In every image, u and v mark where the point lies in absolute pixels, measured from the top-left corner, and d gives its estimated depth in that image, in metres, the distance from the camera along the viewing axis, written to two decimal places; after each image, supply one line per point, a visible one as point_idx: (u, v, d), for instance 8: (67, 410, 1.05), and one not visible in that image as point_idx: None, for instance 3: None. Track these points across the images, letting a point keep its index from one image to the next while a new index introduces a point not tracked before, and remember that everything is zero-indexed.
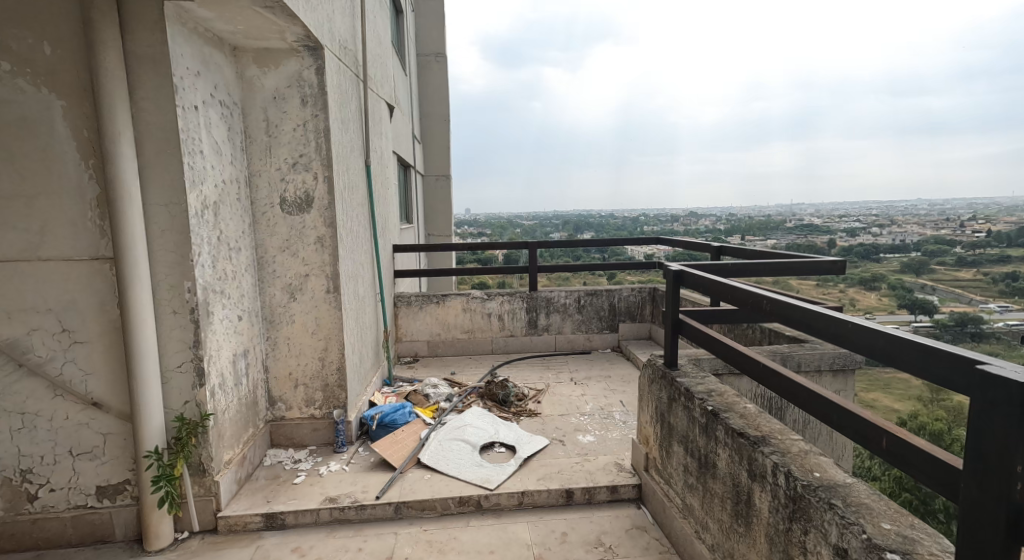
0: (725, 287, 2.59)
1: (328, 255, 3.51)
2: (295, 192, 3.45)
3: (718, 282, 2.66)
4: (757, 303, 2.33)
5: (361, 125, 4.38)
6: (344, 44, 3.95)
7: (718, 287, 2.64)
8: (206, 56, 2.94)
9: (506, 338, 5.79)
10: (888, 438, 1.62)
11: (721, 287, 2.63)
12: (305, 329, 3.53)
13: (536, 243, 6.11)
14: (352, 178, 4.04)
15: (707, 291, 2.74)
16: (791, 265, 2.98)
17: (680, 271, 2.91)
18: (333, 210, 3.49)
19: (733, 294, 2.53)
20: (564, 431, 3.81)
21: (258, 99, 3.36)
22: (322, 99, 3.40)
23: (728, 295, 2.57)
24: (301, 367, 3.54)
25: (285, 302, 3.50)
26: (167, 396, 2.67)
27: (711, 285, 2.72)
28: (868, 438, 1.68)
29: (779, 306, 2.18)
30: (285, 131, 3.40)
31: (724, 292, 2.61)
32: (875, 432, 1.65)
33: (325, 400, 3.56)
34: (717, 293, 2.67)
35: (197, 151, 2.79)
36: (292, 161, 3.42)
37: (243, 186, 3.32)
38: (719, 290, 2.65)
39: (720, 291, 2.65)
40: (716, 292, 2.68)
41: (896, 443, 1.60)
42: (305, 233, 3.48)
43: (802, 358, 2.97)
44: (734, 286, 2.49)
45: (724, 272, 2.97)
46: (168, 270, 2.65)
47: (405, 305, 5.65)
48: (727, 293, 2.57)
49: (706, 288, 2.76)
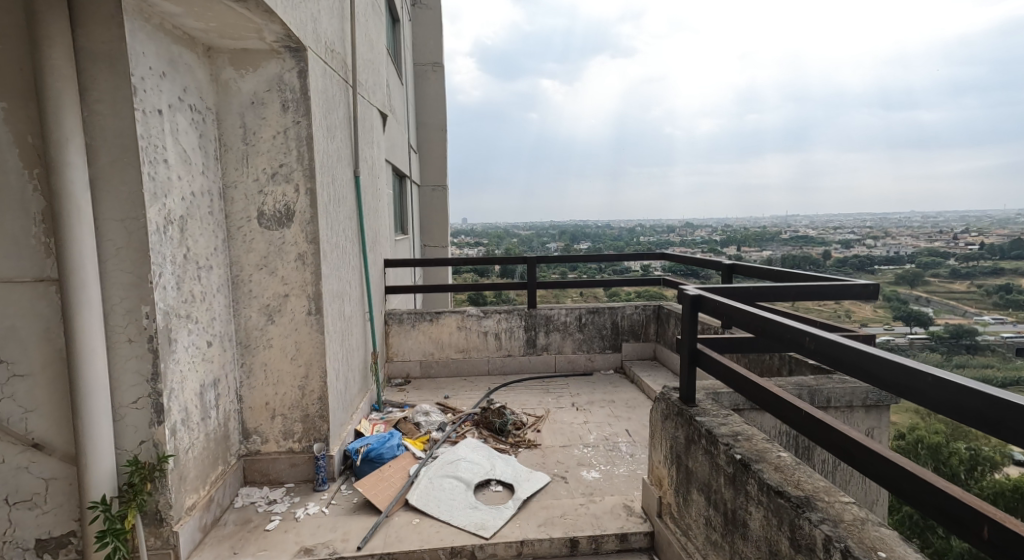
0: (756, 319, 2.32)
1: (309, 273, 3.21)
2: (274, 205, 3.16)
3: (746, 311, 2.37)
4: (800, 341, 2.09)
5: (349, 133, 4.09)
6: (331, 47, 3.68)
7: (747, 316, 2.36)
8: (175, 57, 2.66)
9: (504, 358, 5.49)
10: (989, 527, 1.44)
11: (750, 317, 2.35)
12: (283, 355, 3.23)
13: (535, 258, 5.83)
14: (339, 189, 3.75)
15: (732, 321, 2.46)
16: (819, 289, 2.68)
17: (699, 295, 2.60)
18: (315, 224, 3.20)
19: (767, 328, 2.27)
20: (566, 465, 3.50)
21: (234, 104, 3.08)
22: (305, 104, 3.12)
23: (762, 328, 2.30)
24: (278, 396, 3.23)
25: (261, 325, 3.21)
26: (120, 436, 2.37)
27: (735, 314, 2.42)
28: (963, 524, 1.51)
29: (830, 348, 1.95)
30: (263, 139, 3.11)
31: (755, 325, 2.33)
32: (974, 519, 1.47)
33: (305, 433, 3.25)
34: (745, 324, 2.39)
35: (161, 159, 2.50)
36: (270, 171, 3.14)
37: (217, 199, 3.03)
38: (747, 321, 2.38)
39: (749, 321, 2.38)
40: (744, 323, 2.41)
41: (1001, 533, 1.42)
42: (285, 249, 3.19)
43: (832, 393, 2.67)
44: (769, 319, 2.26)
45: (746, 296, 2.69)
46: (123, 293, 2.36)
47: (396, 323, 5.35)
48: (760, 326, 2.30)
49: (728, 316, 2.47)
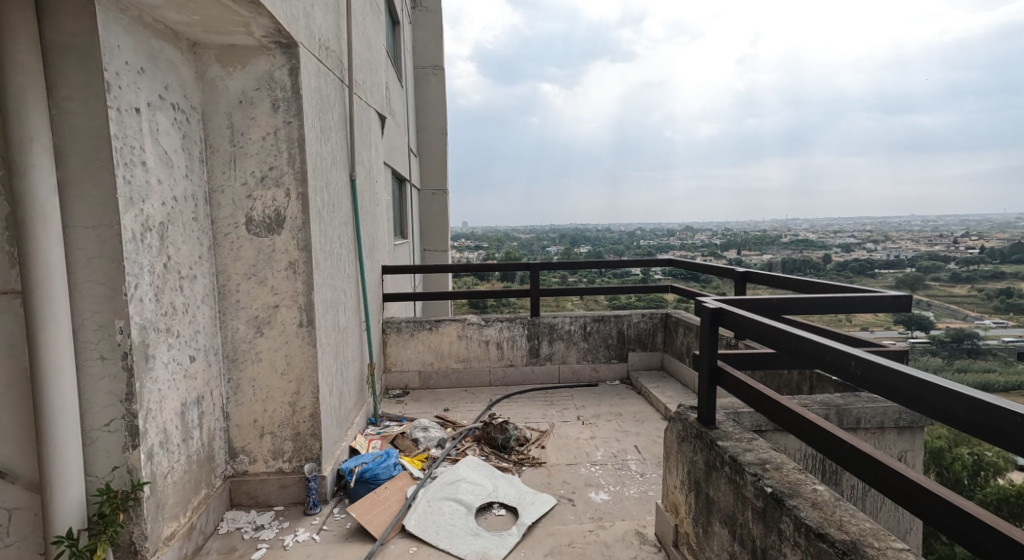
0: (786, 337, 2.12)
1: (301, 283, 3.03)
2: (263, 210, 2.98)
3: (773, 327, 2.18)
4: (843, 364, 1.89)
5: (345, 134, 3.91)
6: (326, 44, 3.51)
7: (776, 333, 2.15)
8: (156, 52, 2.48)
9: (506, 368, 5.30)
10: None
11: (779, 335, 2.15)
12: (273, 369, 3.04)
13: (538, 265, 5.64)
14: (334, 193, 3.57)
15: (755, 337, 2.27)
16: (846, 300, 2.49)
17: (719, 309, 2.41)
18: (308, 231, 3.01)
19: (800, 348, 2.07)
20: (572, 486, 3.31)
21: (221, 104, 2.89)
22: (296, 104, 2.94)
23: (793, 348, 2.09)
24: (267, 413, 3.04)
25: (249, 338, 3.02)
26: (91, 461, 2.19)
27: (761, 329, 2.23)
28: None
29: (883, 375, 1.77)
30: (252, 141, 2.93)
31: (784, 344, 2.13)
32: None
33: (296, 452, 3.06)
34: (772, 341, 2.20)
35: (138, 161, 2.32)
36: (259, 175, 2.95)
37: (202, 204, 2.85)
38: (775, 339, 2.18)
39: (777, 340, 2.18)
40: (770, 341, 2.21)
41: None
42: (274, 257, 3.01)
43: (862, 413, 2.48)
44: (801, 337, 2.06)
45: (767, 309, 2.52)
46: (95, 307, 2.17)
47: (394, 331, 5.16)
48: (791, 345, 2.10)
49: (751, 332, 2.28)
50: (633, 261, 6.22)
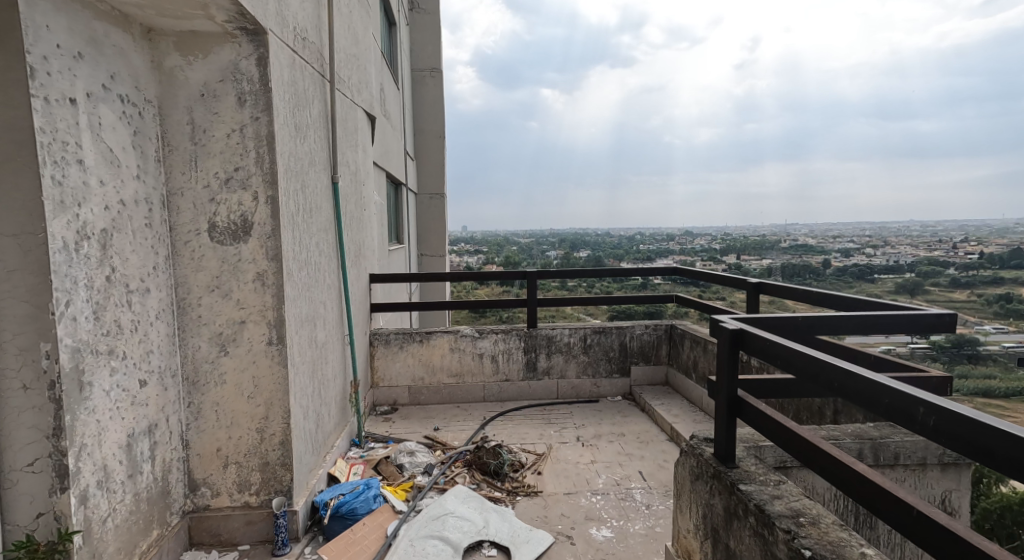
0: (827, 370, 1.77)
1: (271, 296, 2.74)
2: (228, 216, 2.68)
3: (809, 357, 1.84)
4: (909, 410, 1.53)
5: (326, 133, 3.62)
6: (304, 35, 3.22)
7: (812, 365, 1.81)
8: (98, 36, 2.18)
9: (501, 383, 5.00)
10: None
11: (819, 367, 1.80)
12: (239, 393, 2.73)
13: (535, 273, 5.35)
14: (312, 197, 3.28)
15: (785, 366, 1.95)
16: (880, 319, 2.20)
17: (740, 330, 2.09)
18: (277, 239, 2.72)
19: (845, 385, 1.72)
20: (571, 520, 3.00)
21: (181, 97, 2.59)
22: (265, 97, 2.65)
23: (836, 384, 1.75)
24: (232, 441, 2.74)
25: (212, 357, 2.72)
26: (12, 508, 1.90)
27: (794, 358, 1.90)
28: None
29: (965, 429, 1.41)
30: (216, 139, 2.64)
31: (824, 378, 1.79)
32: None
33: (264, 484, 2.76)
34: (807, 373, 1.86)
35: (74, 159, 2.02)
36: (224, 177, 2.66)
37: (158, 209, 2.55)
38: (811, 372, 1.84)
39: (815, 372, 1.83)
40: (807, 374, 1.86)
41: None
42: (240, 268, 2.71)
43: (900, 447, 2.18)
44: (848, 372, 1.71)
45: (792, 328, 2.23)
46: (17, 327, 1.87)
47: (382, 344, 4.86)
48: (835, 381, 1.75)
49: (781, 359, 1.95)
50: (636, 269, 5.93)
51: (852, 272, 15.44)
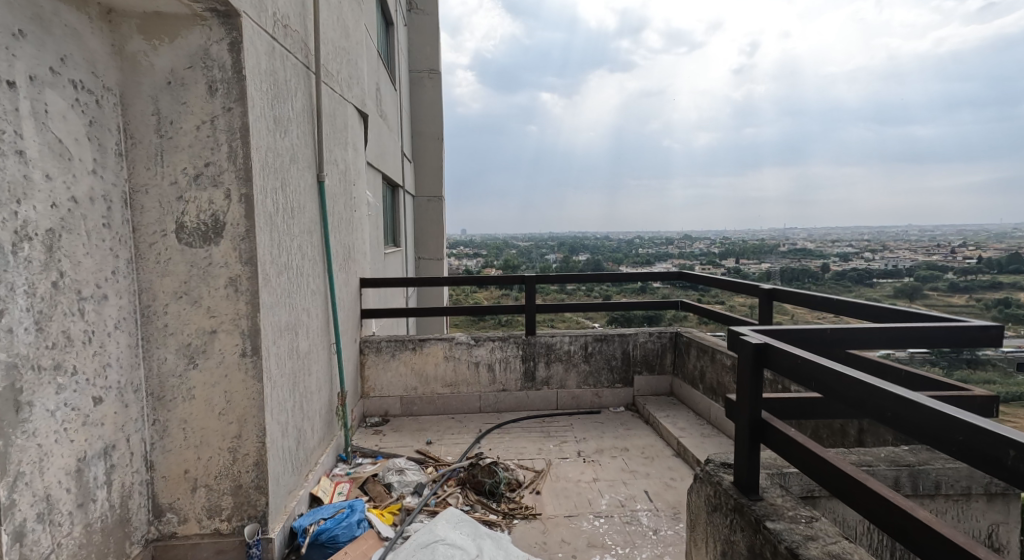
0: (876, 397, 1.56)
1: (245, 303, 2.51)
2: (198, 215, 2.45)
3: (854, 381, 1.63)
4: (989, 451, 1.33)
5: (310, 128, 3.39)
6: (285, 21, 2.99)
7: (859, 390, 1.60)
8: (45, 14, 1.96)
9: (498, 394, 4.76)
10: None
11: (868, 394, 1.58)
12: (209, 409, 2.50)
13: (534, 277, 5.11)
14: (294, 196, 3.05)
15: (822, 389, 1.72)
16: (916, 332, 1.98)
17: (766, 345, 1.85)
18: (252, 241, 2.50)
19: (901, 415, 1.51)
20: (572, 547, 2.77)
21: (144, 85, 2.36)
22: (238, 86, 2.42)
23: (889, 414, 1.54)
24: (201, 462, 2.50)
25: (179, 371, 2.48)
26: None
27: (833, 381, 1.68)
28: None
29: None
30: (184, 131, 2.41)
31: (872, 406, 1.58)
32: None
33: (237, 509, 2.53)
34: (850, 399, 1.65)
35: (12, 150, 1.80)
36: (192, 173, 2.43)
37: (119, 208, 2.32)
38: (857, 398, 1.62)
39: (861, 399, 1.62)
40: (850, 400, 1.64)
41: None
42: (211, 273, 2.48)
43: (941, 475, 1.95)
44: (906, 401, 1.50)
45: (818, 341, 2.01)
46: None
47: (373, 352, 4.62)
48: (887, 410, 1.54)
49: (816, 381, 1.73)
50: (639, 274, 5.70)
51: (856, 274, 15.22)
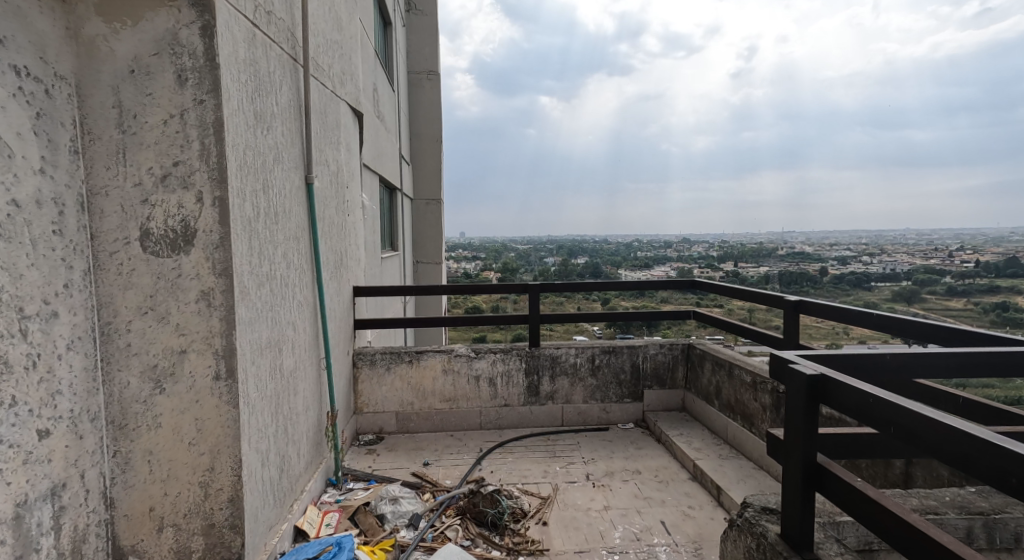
0: (991, 455, 1.23)
1: (219, 319, 2.23)
2: (166, 222, 2.18)
3: (956, 432, 1.29)
4: None
5: (298, 124, 3.12)
6: (269, 7, 2.73)
7: (964, 445, 1.27)
8: None
9: (499, 409, 4.48)
10: None
11: (978, 451, 1.25)
12: (177, 438, 2.22)
13: (537, 285, 4.84)
14: (277, 199, 2.78)
15: (905, 437, 1.40)
16: (990, 358, 1.72)
17: (829, 379, 1.57)
18: (227, 250, 2.23)
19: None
20: None
21: (104, 73, 2.09)
22: (210, 76, 2.15)
23: (1009, 478, 1.20)
24: (169, 499, 2.22)
25: (143, 397, 2.19)
26: None
27: (924, 429, 1.36)
28: None
29: None
30: (150, 126, 2.14)
31: (983, 466, 1.24)
32: None
33: (209, 552, 2.24)
34: (948, 454, 1.31)
35: None
36: (159, 173, 2.16)
37: (74, 213, 2.04)
38: (959, 454, 1.29)
39: (963, 455, 1.29)
40: (946, 454, 1.32)
41: None
42: (180, 286, 2.20)
43: (1020, 525, 1.68)
44: None
45: (877, 368, 1.74)
46: None
47: (367, 365, 4.34)
48: (1007, 474, 1.20)
49: (895, 426, 1.41)
50: (647, 282, 5.43)
51: (857, 276, 15.01)
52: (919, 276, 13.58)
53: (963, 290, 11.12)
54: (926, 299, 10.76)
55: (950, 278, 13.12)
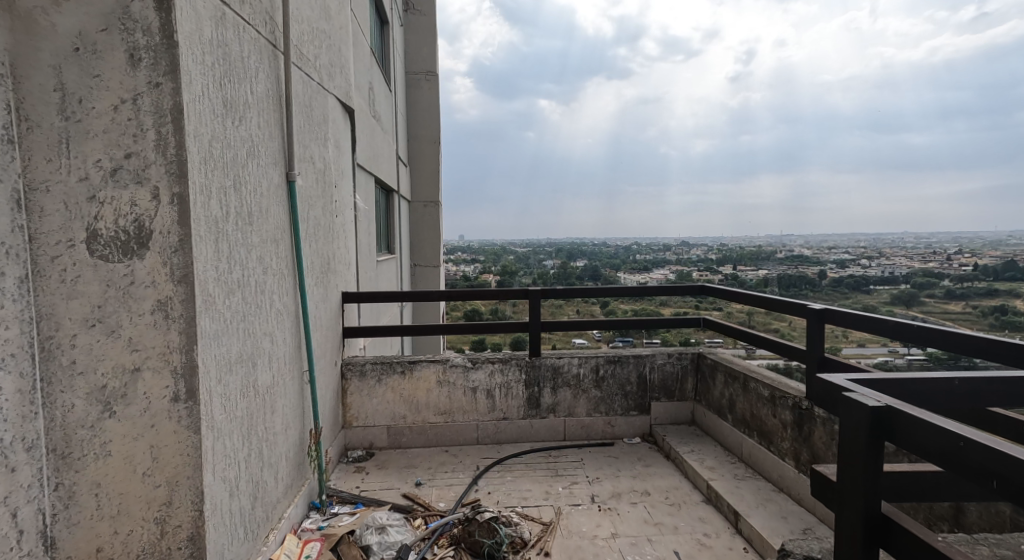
0: None
1: (178, 333, 1.97)
2: (117, 222, 1.91)
3: None
4: None
5: (277, 116, 2.85)
6: None
7: None
8: None
9: (498, 423, 4.21)
10: None
11: None
12: (129, 469, 1.95)
13: (539, 291, 4.57)
14: (252, 198, 2.51)
15: (1009, 493, 1.11)
16: None
17: (901, 411, 1.28)
18: (188, 255, 1.96)
19: None
20: None
21: (43, 51, 1.81)
22: (168, 56, 1.89)
23: None
24: (119, 537, 1.95)
25: (90, 421, 1.91)
26: None
27: None
28: None
29: None
30: (99, 113, 1.87)
31: None
32: None
33: None
34: None
35: None
36: (109, 166, 1.89)
37: (7, 210, 1.75)
38: None
39: None
40: None
41: None
42: (133, 295, 1.94)
43: None
44: None
45: (944, 396, 1.47)
46: None
47: (357, 376, 4.07)
48: None
49: (996, 477, 1.12)
50: (654, 287, 5.16)
51: (855, 279, 14.79)
52: (921, 280, 13.34)
53: (963, 293, 10.95)
54: (926, 303, 10.52)
55: (948, 278, 12.96)
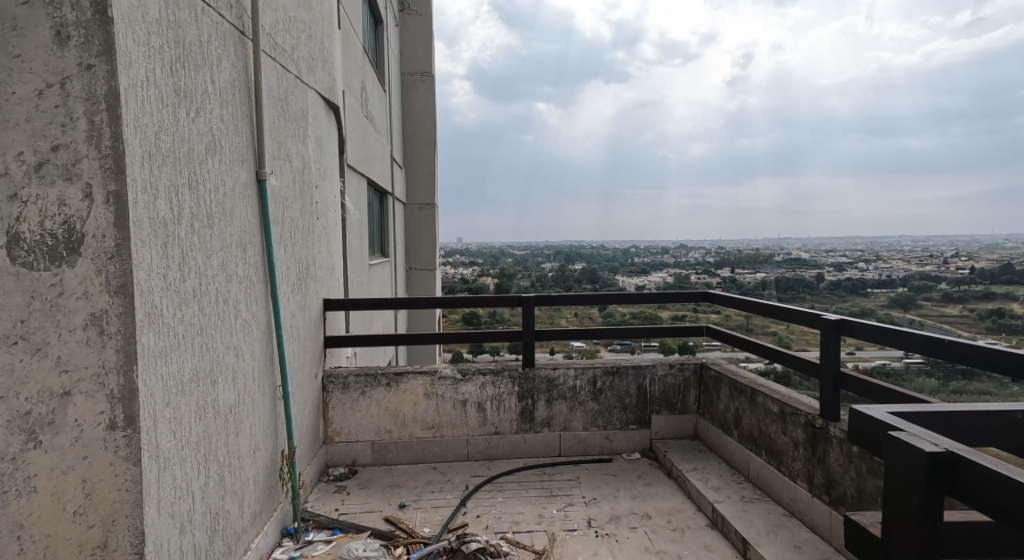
0: None
1: (114, 350, 1.73)
2: (44, 224, 1.66)
3: None
4: None
5: (244, 109, 2.60)
6: None
7: None
8: None
9: (489, 438, 3.97)
10: None
11: None
12: (57, 508, 1.69)
13: (533, 298, 4.32)
14: (213, 198, 2.27)
15: None
16: None
17: (972, 461, 1.06)
18: (127, 262, 1.73)
19: None
20: None
21: None
22: (101, 35, 1.66)
23: None
24: None
25: (10, 453, 1.62)
26: None
27: None
28: None
29: None
30: (20, 100, 1.63)
31: None
32: None
33: None
34: None
35: None
36: (33, 160, 1.64)
37: None
38: None
39: None
40: None
41: None
42: (62, 307, 1.69)
43: None
44: None
45: (1003, 433, 1.24)
46: None
47: (339, 388, 3.83)
48: None
49: None
50: (654, 293, 4.92)
51: (854, 282, 14.57)
52: (921, 283, 13.13)
53: (960, 296, 10.80)
54: (926, 306, 10.32)
55: (947, 281, 12.76)
